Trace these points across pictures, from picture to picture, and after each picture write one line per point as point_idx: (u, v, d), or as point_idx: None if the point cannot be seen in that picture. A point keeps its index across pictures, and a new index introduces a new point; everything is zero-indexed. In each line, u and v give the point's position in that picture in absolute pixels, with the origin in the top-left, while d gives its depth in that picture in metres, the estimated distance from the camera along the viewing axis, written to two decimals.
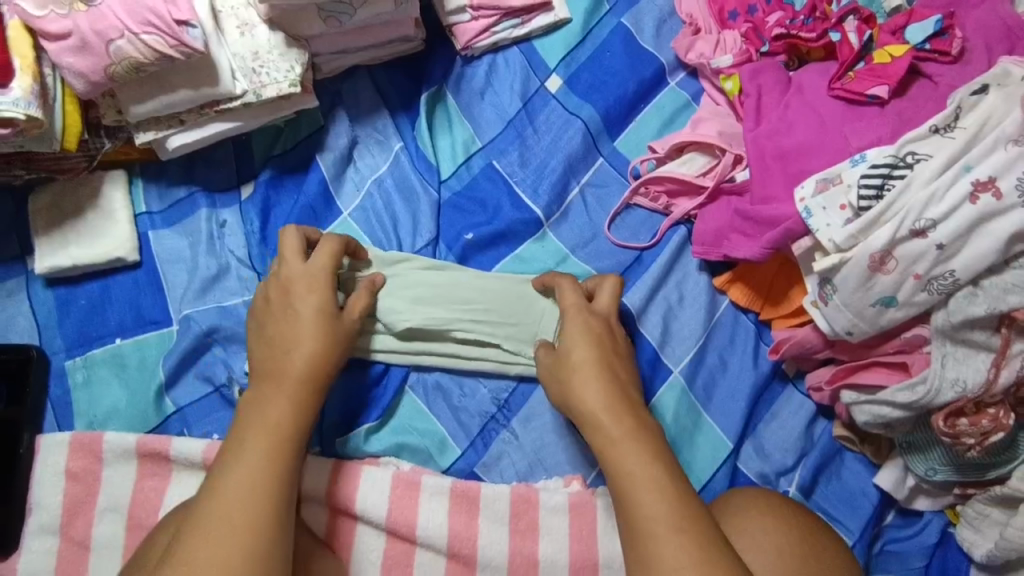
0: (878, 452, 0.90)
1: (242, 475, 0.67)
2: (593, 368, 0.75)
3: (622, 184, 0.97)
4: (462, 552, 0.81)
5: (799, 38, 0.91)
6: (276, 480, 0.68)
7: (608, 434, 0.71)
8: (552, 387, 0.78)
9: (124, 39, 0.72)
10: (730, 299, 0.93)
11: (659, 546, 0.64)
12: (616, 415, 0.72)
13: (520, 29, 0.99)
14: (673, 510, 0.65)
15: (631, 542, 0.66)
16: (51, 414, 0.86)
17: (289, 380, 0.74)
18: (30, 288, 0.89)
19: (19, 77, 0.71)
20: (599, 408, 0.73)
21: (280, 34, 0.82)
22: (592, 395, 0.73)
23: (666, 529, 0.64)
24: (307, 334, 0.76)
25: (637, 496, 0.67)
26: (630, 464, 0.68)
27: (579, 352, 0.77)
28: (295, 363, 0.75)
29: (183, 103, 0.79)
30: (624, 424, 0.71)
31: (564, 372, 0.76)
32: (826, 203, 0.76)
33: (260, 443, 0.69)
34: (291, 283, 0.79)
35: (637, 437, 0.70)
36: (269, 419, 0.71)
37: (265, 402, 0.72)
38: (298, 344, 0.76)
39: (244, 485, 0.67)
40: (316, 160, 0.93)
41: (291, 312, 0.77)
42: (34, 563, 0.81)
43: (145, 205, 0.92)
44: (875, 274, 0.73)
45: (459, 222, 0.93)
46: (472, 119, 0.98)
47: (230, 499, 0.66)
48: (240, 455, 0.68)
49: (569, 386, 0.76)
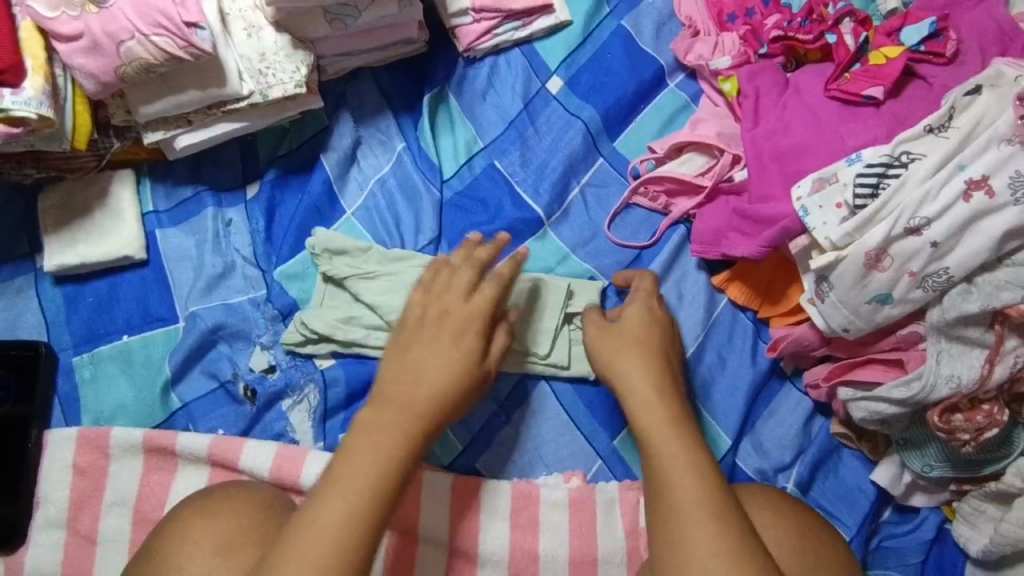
0: (875, 449, 0.91)
1: (342, 506, 0.62)
2: (647, 353, 0.80)
3: (622, 183, 0.99)
4: (463, 547, 0.82)
5: (796, 40, 0.93)
6: (372, 520, 0.62)
7: (650, 416, 0.74)
8: (598, 358, 0.82)
9: (134, 40, 0.73)
10: (728, 297, 0.94)
11: (692, 530, 0.67)
12: (665, 404, 0.75)
13: (521, 31, 1.00)
14: (708, 495, 0.68)
15: (661, 523, 0.69)
16: (59, 409, 0.88)
17: (411, 414, 0.68)
18: (39, 285, 0.91)
19: (31, 78, 0.72)
20: (646, 391, 0.77)
21: (287, 36, 0.83)
22: (639, 379, 0.78)
23: (700, 513, 0.67)
24: (445, 371, 0.71)
25: (675, 480, 0.70)
26: (675, 448, 0.72)
27: (633, 329, 0.82)
28: (424, 397, 0.69)
29: (191, 103, 0.81)
30: (664, 409, 0.75)
31: (614, 345, 0.81)
32: (822, 202, 0.77)
33: (367, 474, 0.63)
34: (444, 306, 0.75)
35: (676, 423, 0.74)
36: (379, 449, 0.65)
37: (379, 428, 0.66)
38: (436, 374, 0.71)
39: (343, 512, 0.62)
40: (321, 160, 0.95)
41: (432, 342, 0.73)
42: (41, 557, 0.82)
43: (151, 204, 0.94)
44: (870, 271, 0.74)
45: (462, 221, 0.95)
46: (474, 120, 0.99)
47: (323, 532, 0.61)
48: (344, 478, 0.63)
49: (615, 364, 0.80)
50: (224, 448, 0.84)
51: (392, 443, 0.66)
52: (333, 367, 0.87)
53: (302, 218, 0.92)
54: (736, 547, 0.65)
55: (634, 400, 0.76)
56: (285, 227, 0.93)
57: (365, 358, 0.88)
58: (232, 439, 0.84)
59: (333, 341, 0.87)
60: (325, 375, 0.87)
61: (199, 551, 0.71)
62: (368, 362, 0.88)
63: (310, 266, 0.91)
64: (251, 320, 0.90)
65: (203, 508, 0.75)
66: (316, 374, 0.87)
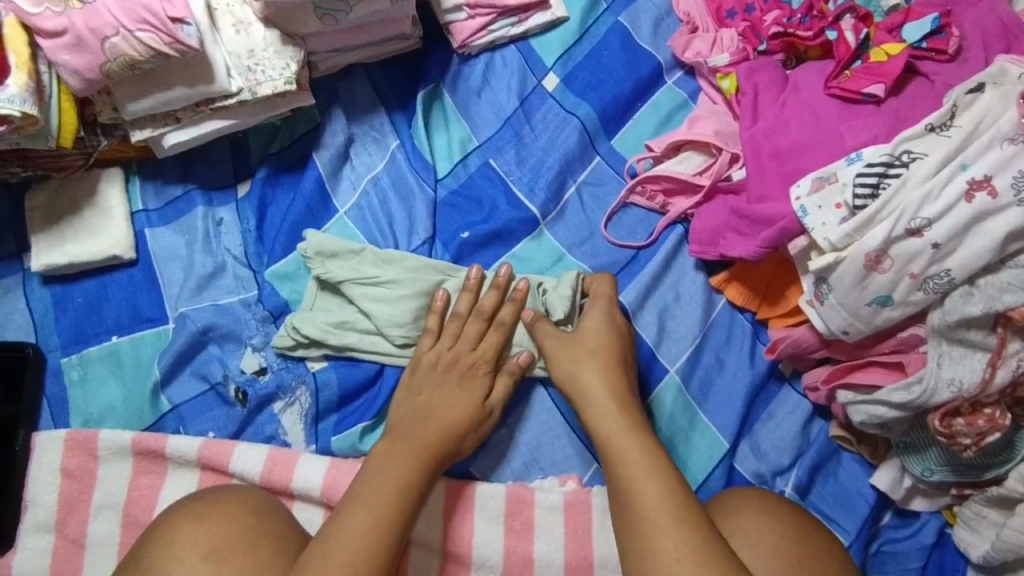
0: (875, 452, 0.89)
1: (365, 519, 0.69)
2: (601, 354, 0.81)
3: (619, 182, 0.97)
4: (457, 552, 0.81)
5: (795, 36, 0.91)
6: (389, 535, 0.69)
7: (610, 425, 0.76)
8: (555, 366, 0.82)
9: (119, 36, 0.72)
10: (726, 298, 0.93)
11: (658, 537, 0.68)
12: (624, 411, 0.77)
13: (517, 27, 0.99)
14: (672, 503, 0.70)
15: (630, 533, 0.70)
16: (47, 411, 0.86)
17: (421, 444, 0.76)
18: (27, 285, 0.89)
19: (14, 74, 0.71)
20: (603, 398, 0.78)
21: (276, 32, 0.82)
22: (594, 386, 0.79)
23: (664, 520, 0.68)
24: (454, 411, 0.79)
25: (639, 488, 0.71)
26: (636, 457, 0.73)
27: (594, 337, 0.82)
28: (435, 432, 0.77)
29: (179, 100, 0.79)
30: (623, 418, 0.76)
31: (569, 351, 0.81)
32: (821, 202, 0.75)
33: (387, 493, 0.71)
34: (455, 351, 0.83)
35: (637, 432, 0.75)
36: (394, 472, 0.73)
37: (393, 454, 0.74)
38: (446, 409, 0.79)
39: (361, 528, 0.68)
40: (312, 157, 0.93)
41: (443, 387, 0.81)
42: (30, 561, 0.81)
43: (141, 203, 0.92)
44: (870, 273, 0.73)
45: (456, 220, 0.93)
46: (469, 118, 0.98)
47: (345, 544, 0.67)
48: (360, 499, 0.70)
49: (573, 371, 0.80)
50: (214, 451, 0.83)
51: (410, 467, 0.73)
52: (324, 369, 0.86)
53: (296, 217, 0.91)
54: (703, 553, 0.66)
55: (592, 410, 0.78)
56: (277, 225, 0.92)
57: (356, 360, 0.87)
58: (222, 442, 0.83)
59: (324, 344, 0.86)
60: (317, 376, 0.86)
61: (189, 557, 0.70)
62: (360, 364, 0.87)
63: (302, 266, 0.90)
64: (242, 321, 0.88)
65: (193, 513, 0.74)
66: (308, 377, 0.86)
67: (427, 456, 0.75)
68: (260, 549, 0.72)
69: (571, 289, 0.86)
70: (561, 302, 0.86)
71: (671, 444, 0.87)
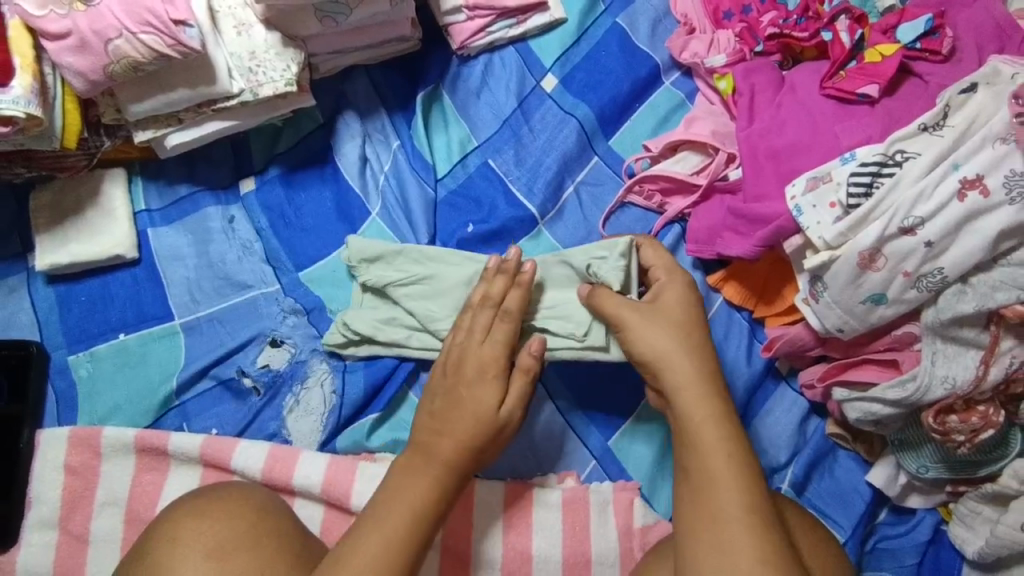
0: (871, 450, 0.90)
1: (381, 537, 0.69)
2: (680, 332, 0.76)
3: (617, 182, 0.98)
4: (457, 548, 0.82)
5: (792, 37, 0.92)
6: (406, 555, 0.69)
7: (696, 414, 0.72)
8: (638, 342, 0.76)
9: (122, 38, 0.72)
10: (723, 296, 0.94)
11: (739, 536, 0.66)
12: (710, 396, 0.73)
13: (516, 28, 1.00)
14: (754, 503, 0.68)
15: (710, 527, 0.68)
16: (52, 409, 0.87)
17: (437, 462, 0.74)
18: (32, 284, 0.90)
19: (19, 76, 0.72)
20: (692, 382, 0.74)
21: (277, 34, 0.82)
22: (682, 366, 0.75)
23: (747, 521, 0.67)
24: (464, 415, 0.76)
25: (720, 483, 0.69)
26: (725, 451, 0.70)
27: (671, 312, 0.78)
28: (451, 449, 0.75)
29: (182, 102, 0.80)
30: (711, 406, 0.73)
31: (655, 328, 0.76)
32: (816, 201, 0.76)
33: (405, 510, 0.71)
34: (493, 348, 0.78)
35: (725, 423, 0.72)
36: (415, 488, 0.73)
37: (417, 466, 0.74)
38: (459, 414, 0.76)
39: (379, 547, 0.68)
40: (338, 164, 0.95)
41: (478, 382, 0.77)
42: (34, 557, 0.82)
43: (144, 203, 0.93)
44: (864, 271, 0.73)
45: (455, 220, 0.94)
46: (468, 119, 0.99)
47: (362, 561, 0.67)
48: (379, 521, 0.70)
49: (662, 349, 0.75)
50: (217, 449, 0.84)
51: (431, 482, 0.73)
52: (353, 367, 0.88)
53: (327, 219, 0.94)
54: (780, 560, 0.65)
55: (681, 393, 0.74)
56: (291, 223, 0.93)
57: (374, 358, 0.87)
58: (225, 440, 0.84)
59: (374, 341, 0.86)
60: (347, 373, 0.88)
61: (193, 554, 0.71)
62: (376, 363, 0.87)
63: (334, 267, 0.92)
64: (266, 314, 0.90)
65: (195, 510, 0.74)
66: (321, 373, 0.88)
67: (451, 470, 0.74)
68: (262, 547, 0.73)
69: (623, 259, 0.81)
70: (616, 274, 0.80)
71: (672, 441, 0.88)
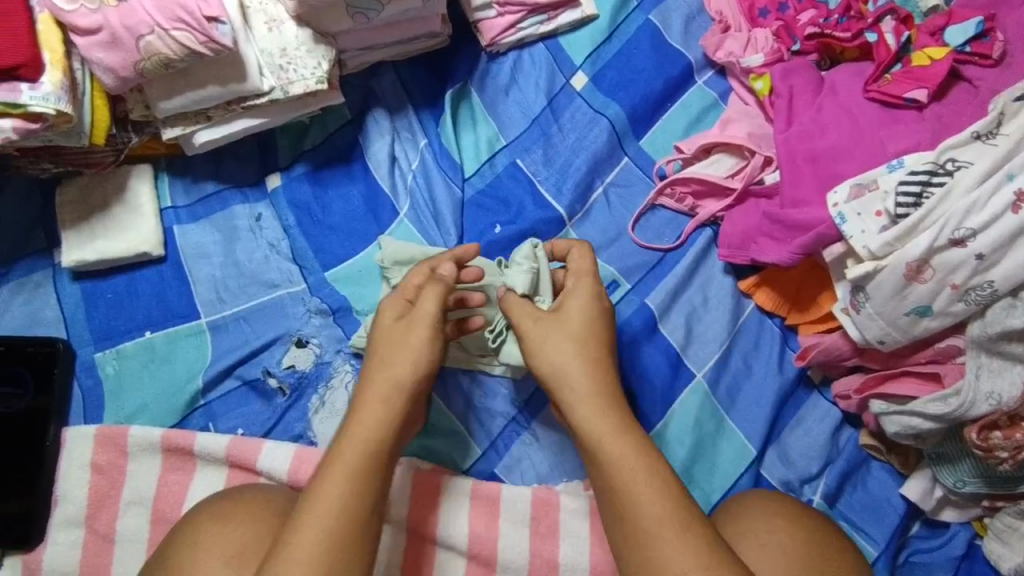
0: (906, 463, 0.88)
1: (310, 553, 0.62)
2: (573, 342, 0.73)
3: (647, 184, 0.96)
4: (483, 553, 0.83)
5: (832, 37, 0.89)
6: (362, 496, 0.65)
7: (597, 426, 0.69)
8: (535, 356, 0.74)
9: (154, 34, 0.71)
10: (755, 302, 0.92)
11: (665, 546, 0.64)
12: (606, 407, 0.70)
13: (547, 25, 0.97)
14: (673, 509, 0.65)
15: (633, 541, 0.65)
16: (79, 407, 0.87)
17: (363, 413, 0.69)
18: (57, 281, 0.89)
19: (49, 72, 0.70)
20: (590, 392, 0.71)
21: (308, 30, 0.81)
22: (579, 378, 0.72)
23: (668, 530, 0.64)
24: (372, 405, 0.69)
25: (638, 497, 0.66)
26: (632, 462, 0.67)
27: (571, 317, 0.75)
28: (378, 404, 0.70)
29: (212, 99, 0.79)
30: (612, 417, 0.70)
31: (548, 339, 0.73)
32: (861, 209, 0.73)
33: (321, 521, 0.63)
34: (394, 347, 0.73)
35: (632, 432, 0.69)
36: (331, 493, 0.65)
37: (332, 467, 0.66)
38: (364, 412, 0.69)
39: (333, 497, 0.64)
40: (369, 168, 0.94)
41: (404, 334, 0.73)
42: (60, 556, 0.82)
43: (170, 199, 0.92)
44: (910, 283, 0.71)
45: (483, 220, 0.93)
46: (496, 117, 0.97)
47: (314, 527, 0.63)
48: (327, 470, 0.66)
49: (561, 362, 0.72)
50: (243, 449, 0.83)
51: (364, 438, 0.68)
52: None
53: (356, 217, 0.92)
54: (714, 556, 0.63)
55: (578, 407, 0.71)
56: (318, 221, 0.92)
57: None
58: (250, 441, 0.83)
59: None
60: None
61: (210, 561, 0.71)
62: None
63: (361, 267, 0.91)
64: (292, 314, 0.89)
65: (216, 514, 0.74)
66: (346, 370, 0.87)
67: (365, 461, 0.67)
68: None
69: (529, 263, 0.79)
70: (521, 278, 0.78)
71: (699, 450, 0.88)
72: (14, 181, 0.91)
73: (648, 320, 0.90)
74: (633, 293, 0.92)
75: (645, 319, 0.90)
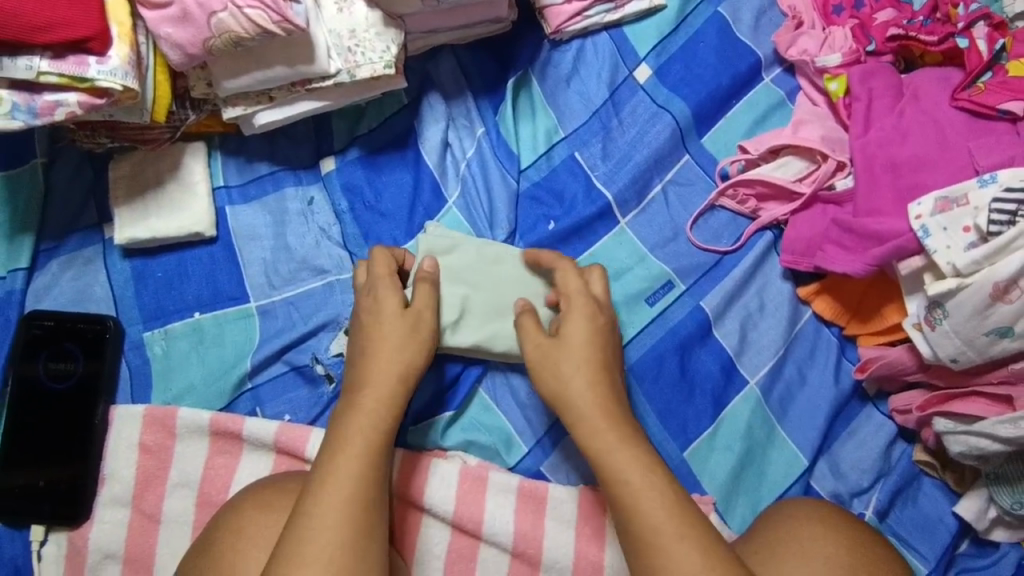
0: (960, 480, 0.87)
1: (336, 519, 0.64)
2: (589, 356, 0.74)
3: (708, 183, 0.93)
4: (528, 552, 0.82)
5: (917, 40, 0.88)
6: (380, 464, 0.68)
7: (600, 441, 0.69)
8: (541, 381, 0.74)
9: (226, 12, 0.70)
10: (814, 310, 0.90)
11: (667, 554, 0.63)
12: (611, 420, 0.70)
13: (613, 14, 0.94)
14: (669, 517, 0.65)
15: (638, 551, 0.65)
16: (126, 385, 0.86)
17: (371, 392, 0.71)
18: (108, 257, 0.88)
19: (117, 46, 0.68)
20: (594, 412, 0.71)
21: (378, 12, 0.79)
22: (584, 396, 0.71)
23: (671, 541, 0.63)
24: (376, 390, 0.71)
25: (641, 504, 0.65)
26: (629, 474, 0.67)
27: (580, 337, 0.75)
28: (381, 386, 0.71)
29: (277, 80, 0.77)
30: (615, 432, 0.69)
31: (557, 371, 0.73)
32: (949, 223, 0.75)
33: (343, 493, 0.65)
34: (388, 340, 0.74)
35: (632, 443, 0.69)
36: (348, 466, 0.66)
37: (345, 444, 0.68)
38: (370, 388, 0.71)
39: (356, 463, 0.67)
40: (420, 153, 0.91)
41: (400, 332, 0.74)
42: (106, 534, 0.82)
43: (223, 177, 0.91)
44: (995, 303, 0.73)
45: (537, 213, 0.91)
46: (557, 108, 0.94)
47: (340, 493, 0.65)
48: (345, 438, 0.68)
49: (562, 385, 0.72)
50: (291, 437, 0.82)
51: (373, 410, 0.70)
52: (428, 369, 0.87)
53: (409, 205, 0.90)
54: (721, 556, 0.63)
55: (581, 429, 0.70)
56: (370, 206, 0.90)
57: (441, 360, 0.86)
58: (300, 427, 0.83)
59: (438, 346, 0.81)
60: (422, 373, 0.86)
61: (256, 551, 0.70)
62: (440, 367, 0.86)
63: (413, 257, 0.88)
64: (342, 301, 0.88)
65: (259, 502, 0.74)
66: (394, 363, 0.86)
67: (375, 440, 0.68)
68: None
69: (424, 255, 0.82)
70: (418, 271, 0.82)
71: (750, 458, 0.86)
72: (66, 152, 0.90)
73: (701, 322, 0.88)
74: (687, 295, 0.90)
75: (699, 322, 0.88)
